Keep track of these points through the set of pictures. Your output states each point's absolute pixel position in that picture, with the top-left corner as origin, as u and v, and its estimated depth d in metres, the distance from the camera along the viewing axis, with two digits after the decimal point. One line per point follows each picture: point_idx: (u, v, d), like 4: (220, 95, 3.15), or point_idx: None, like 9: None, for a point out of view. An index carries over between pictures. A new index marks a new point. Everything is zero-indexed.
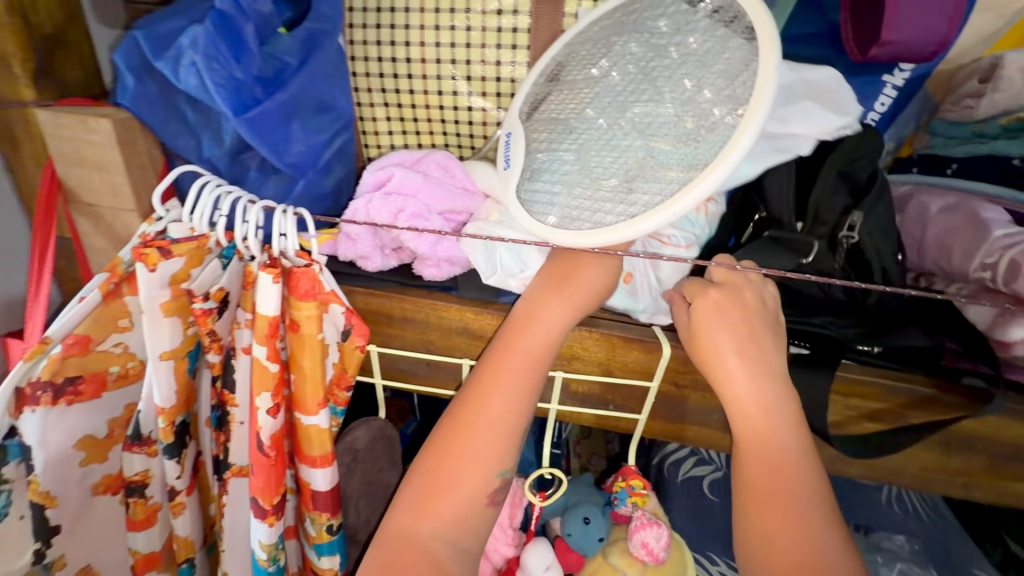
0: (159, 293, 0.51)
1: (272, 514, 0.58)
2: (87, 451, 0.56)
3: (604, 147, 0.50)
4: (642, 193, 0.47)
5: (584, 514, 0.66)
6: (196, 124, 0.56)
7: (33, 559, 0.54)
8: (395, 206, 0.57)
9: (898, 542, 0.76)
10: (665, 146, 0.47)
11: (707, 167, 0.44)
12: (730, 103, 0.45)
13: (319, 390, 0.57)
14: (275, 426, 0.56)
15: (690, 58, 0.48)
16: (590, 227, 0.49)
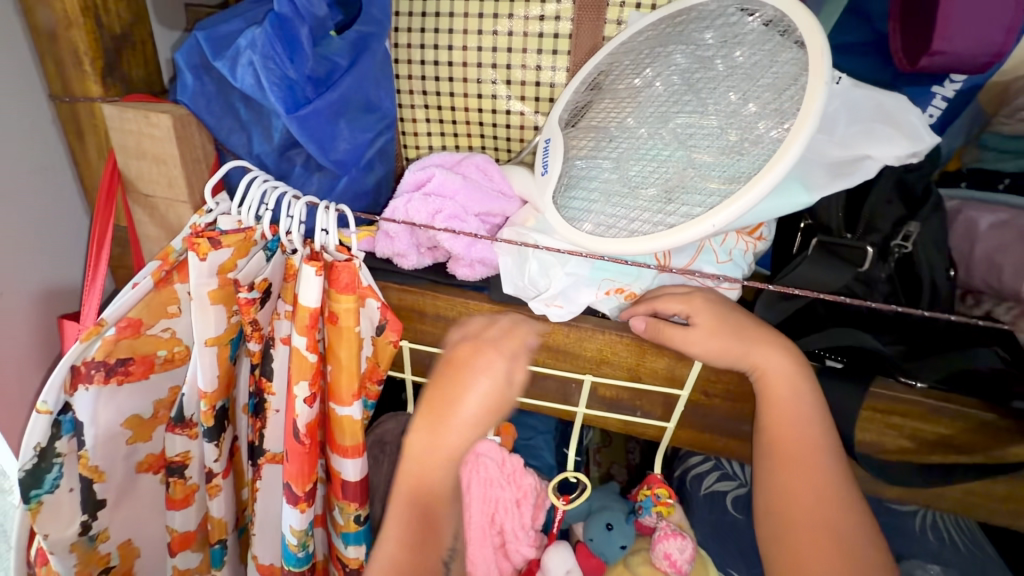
0: (207, 282, 0.53)
1: (304, 501, 0.60)
2: (132, 431, 0.58)
3: (643, 159, 0.50)
4: (681, 204, 0.47)
5: (607, 520, 0.66)
6: (248, 121, 0.59)
7: (79, 530, 0.57)
8: (434, 206, 0.58)
9: (932, 572, 0.73)
10: (708, 158, 0.47)
11: (750, 181, 0.43)
12: (776, 116, 0.44)
13: (353, 380, 0.58)
14: (311, 416, 0.58)
15: (737, 71, 0.48)
16: (626, 235, 0.49)
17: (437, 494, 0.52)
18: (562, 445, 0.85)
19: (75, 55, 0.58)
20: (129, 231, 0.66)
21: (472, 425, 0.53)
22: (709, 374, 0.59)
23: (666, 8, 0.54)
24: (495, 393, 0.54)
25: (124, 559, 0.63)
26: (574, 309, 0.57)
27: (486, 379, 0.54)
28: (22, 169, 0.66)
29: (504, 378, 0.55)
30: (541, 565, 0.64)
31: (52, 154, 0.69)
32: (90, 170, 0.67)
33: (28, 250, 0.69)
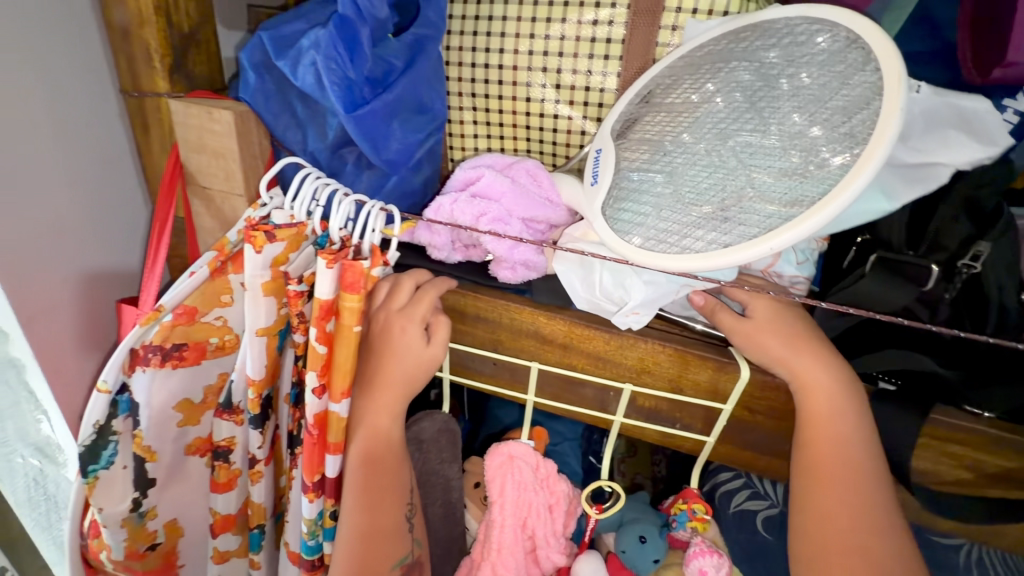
0: (261, 273, 0.55)
1: (313, 490, 0.62)
2: (183, 413, 0.60)
3: (699, 176, 0.49)
4: (737, 224, 0.46)
5: (641, 533, 0.64)
6: (304, 119, 0.61)
7: (130, 506, 0.60)
8: (478, 210, 0.59)
9: None
10: (768, 178, 0.46)
11: (813, 206, 0.42)
12: (846, 141, 0.43)
13: (345, 379, 0.59)
14: (319, 407, 0.60)
15: (802, 92, 0.47)
16: (677, 252, 0.48)
17: (385, 446, 0.61)
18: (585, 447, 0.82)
19: (146, 51, 0.61)
20: (185, 221, 0.69)
21: (400, 386, 0.61)
22: (755, 391, 0.57)
23: (730, 22, 0.53)
24: (419, 359, 0.60)
25: (170, 538, 0.65)
26: (652, 313, 0.56)
27: (407, 341, 0.60)
28: (87, 160, 0.70)
29: (425, 344, 0.60)
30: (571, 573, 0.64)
31: (116, 145, 0.73)
32: (152, 162, 0.70)
33: (90, 235, 0.73)
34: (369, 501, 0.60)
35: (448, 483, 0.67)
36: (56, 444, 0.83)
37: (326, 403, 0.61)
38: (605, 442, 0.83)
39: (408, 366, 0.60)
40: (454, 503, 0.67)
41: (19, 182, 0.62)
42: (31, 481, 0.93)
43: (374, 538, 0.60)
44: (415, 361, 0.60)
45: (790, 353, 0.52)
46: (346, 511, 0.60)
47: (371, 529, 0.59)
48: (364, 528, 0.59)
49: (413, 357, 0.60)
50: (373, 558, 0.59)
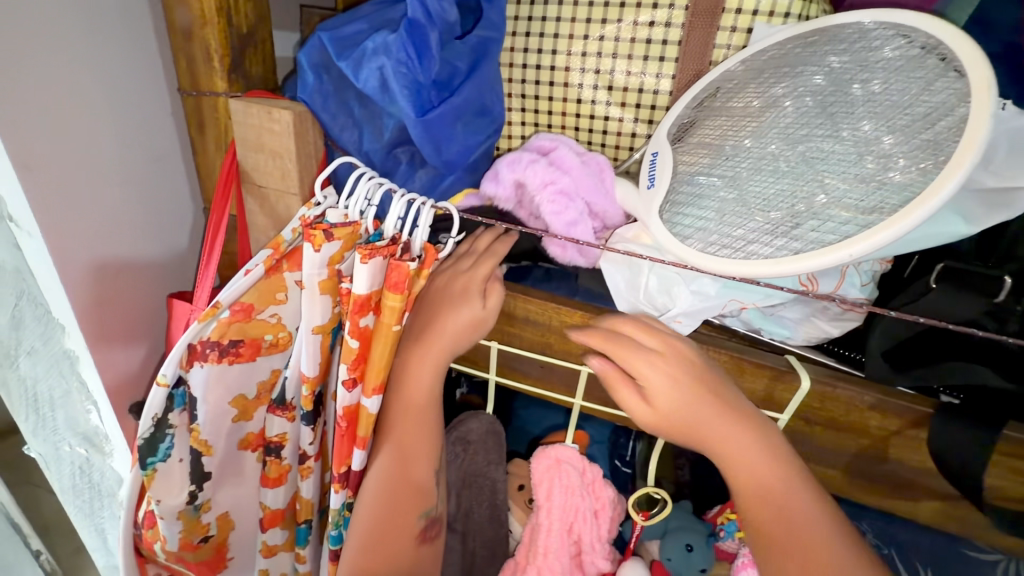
0: (317, 273, 0.55)
1: (340, 482, 0.64)
2: (238, 409, 0.61)
3: (764, 182, 0.49)
4: (809, 231, 0.46)
5: (688, 541, 0.64)
6: (361, 119, 0.61)
7: (187, 499, 0.61)
8: (549, 177, 0.59)
9: None
10: (841, 185, 0.45)
11: (895, 214, 0.41)
12: (929, 150, 0.42)
13: (379, 375, 0.60)
14: (351, 400, 0.61)
15: (874, 99, 0.46)
16: (741, 257, 0.48)
17: (422, 402, 0.61)
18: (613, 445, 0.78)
19: (206, 50, 0.62)
20: (237, 219, 0.69)
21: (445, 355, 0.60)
22: (814, 401, 0.56)
23: (797, 26, 0.52)
24: (472, 323, 0.58)
25: (221, 530, 0.67)
26: (694, 324, 0.57)
27: (463, 305, 0.58)
28: (142, 157, 0.71)
29: (479, 309, 0.58)
30: None
31: (167, 143, 0.74)
32: (206, 160, 0.71)
33: (144, 230, 0.74)
34: (396, 476, 0.60)
35: (494, 485, 0.68)
36: (103, 434, 0.83)
37: (357, 397, 0.61)
38: (632, 446, 0.79)
39: (456, 328, 0.59)
40: (500, 505, 0.67)
41: (83, 178, 0.64)
42: (77, 470, 0.92)
43: (394, 516, 0.59)
44: (461, 326, 0.59)
45: (735, 427, 0.51)
46: (369, 486, 0.61)
47: (401, 475, 0.60)
48: (392, 474, 0.60)
49: (459, 321, 0.58)
50: (387, 539, 0.58)
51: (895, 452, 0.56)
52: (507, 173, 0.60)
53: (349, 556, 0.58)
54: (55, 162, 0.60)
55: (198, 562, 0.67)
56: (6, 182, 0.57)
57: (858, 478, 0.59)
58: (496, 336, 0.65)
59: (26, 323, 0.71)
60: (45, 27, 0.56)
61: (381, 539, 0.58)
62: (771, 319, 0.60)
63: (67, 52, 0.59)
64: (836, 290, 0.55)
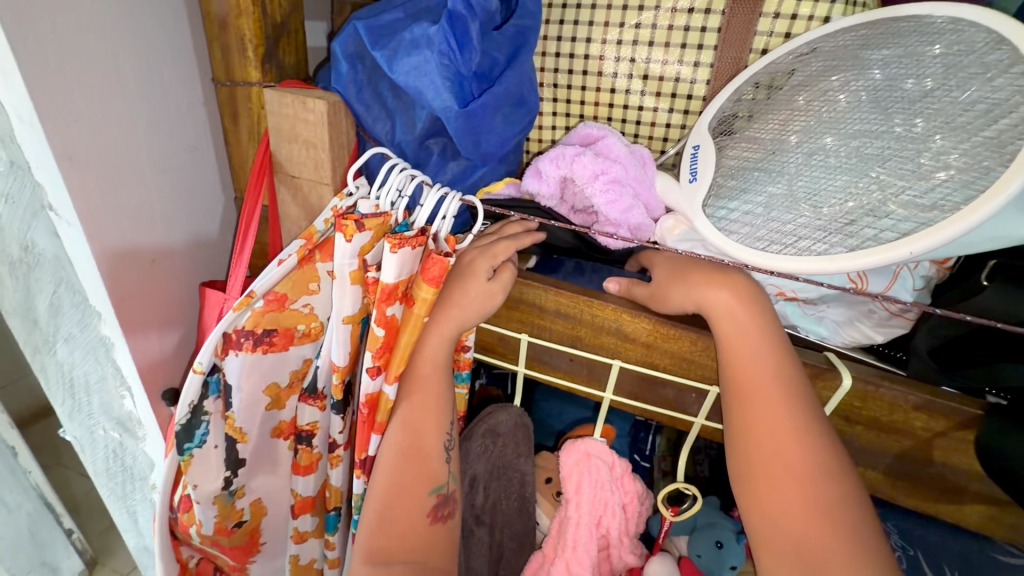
0: (348, 262, 0.55)
1: (361, 469, 0.64)
2: (271, 398, 0.62)
3: (817, 177, 0.50)
4: (866, 228, 0.46)
5: (718, 538, 0.63)
6: (394, 109, 0.61)
7: (222, 485, 0.62)
8: (599, 168, 0.58)
9: None
10: (898, 181, 0.45)
11: (956, 213, 0.40)
12: (992, 149, 0.40)
13: (401, 363, 0.60)
14: (374, 387, 0.61)
15: (932, 94, 0.45)
16: (794, 252, 0.50)
17: (433, 373, 0.61)
18: (637, 438, 0.78)
19: (240, 39, 0.62)
20: (269, 210, 0.70)
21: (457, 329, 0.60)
22: (855, 400, 0.55)
23: (849, 18, 0.51)
24: (483, 297, 0.58)
25: (254, 516, 0.68)
26: None
27: (470, 280, 0.58)
28: (175, 148, 0.72)
29: (486, 283, 0.58)
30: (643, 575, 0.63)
31: (200, 132, 0.75)
32: (238, 150, 0.72)
33: (178, 219, 0.75)
34: (405, 453, 0.59)
35: (522, 478, 0.68)
36: (136, 418, 0.85)
37: (379, 384, 0.61)
38: (653, 441, 0.79)
39: (471, 303, 0.58)
40: (528, 498, 0.67)
41: (121, 168, 0.65)
42: (110, 453, 0.93)
43: (407, 493, 0.57)
44: (474, 300, 0.58)
45: (753, 425, 0.52)
46: (380, 465, 0.60)
47: (411, 448, 0.59)
48: (402, 447, 0.59)
49: (471, 295, 0.58)
50: (401, 517, 0.57)
51: (939, 453, 0.54)
52: (551, 170, 0.60)
53: (366, 535, 0.57)
54: (94, 154, 0.61)
55: (232, 547, 0.68)
56: (50, 172, 0.58)
57: (896, 479, 0.58)
58: (522, 329, 0.65)
59: (65, 309, 0.72)
60: (84, 17, 0.57)
61: (395, 517, 0.57)
62: (810, 317, 0.60)
63: (107, 43, 0.60)
64: (885, 291, 0.55)
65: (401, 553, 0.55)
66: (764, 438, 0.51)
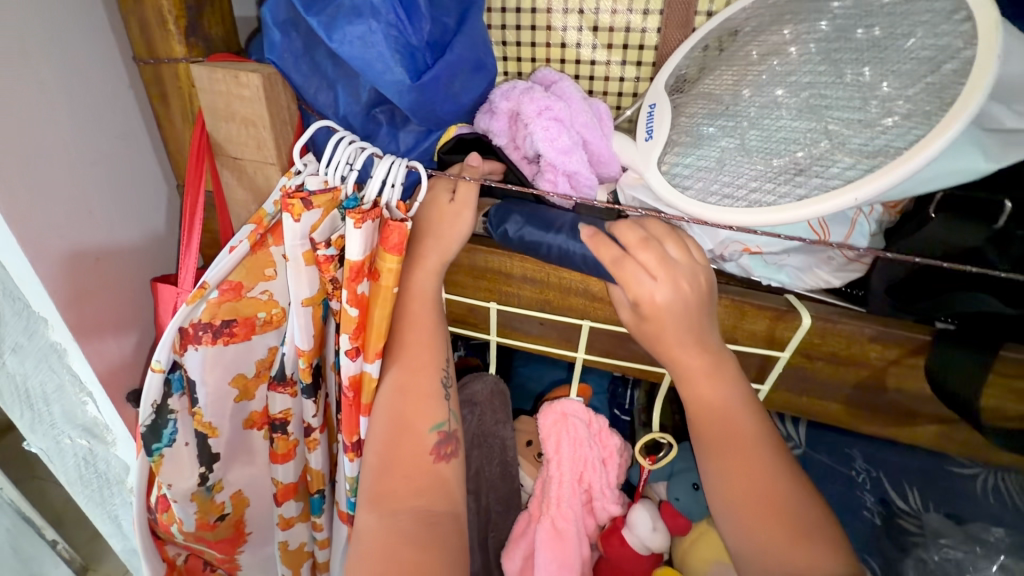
0: (299, 243, 0.53)
1: (352, 450, 0.64)
2: (239, 390, 0.60)
3: (768, 128, 0.51)
4: (812, 176, 0.47)
5: (692, 480, 0.67)
6: (336, 79, 0.58)
7: (198, 481, 0.61)
8: (544, 104, 0.57)
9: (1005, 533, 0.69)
10: (845, 130, 0.46)
11: (897, 158, 0.41)
12: (934, 94, 0.42)
13: (381, 340, 0.59)
14: (355, 368, 0.60)
15: (878, 45, 0.46)
16: (745, 206, 0.50)
17: (423, 301, 0.60)
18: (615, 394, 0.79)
19: (158, 11, 0.57)
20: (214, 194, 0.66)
21: (436, 278, 0.60)
22: (815, 337, 0.57)
23: None
24: (447, 220, 0.58)
25: (236, 508, 0.68)
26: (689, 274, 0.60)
27: (432, 207, 0.58)
28: (104, 138, 0.66)
29: (448, 204, 0.58)
30: (625, 521, 0.65)
31: (130, 119, 0.70)
32: (174, 136, 0.68)
33: (120, 215, 0.70)
34: (402, 395, 0.59)
35: (504, 444, 0.69)
36: (102, 424, 0.81)
37: (360, 365, 0.60)
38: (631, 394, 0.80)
39: (446, 228, 0.58)
40: (510, 461, 0.69)
41: (48, 166, 0.60)
42: (82, 461, 0.90)
43: (406, 429, 0.57)
44: (447, 228, 0.58)
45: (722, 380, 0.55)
46: (378, 412, 0.59)
47: (410, 378, 0.59)
48: (399, 381, 0.59)
49: (441, 218, 0.58)
50: (403, 455, 0.56)
51: (893, 380, 0.57)
52: (500, 100, 0.59)
53: (369, 479, 0.56)
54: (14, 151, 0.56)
55: (218, 540, 0.68)
56: None
57: (857, 409, 0.61)
58: (490, 299, 0.64)
59: (7, 319, 0.68)
60: None
61: (396, 455, 0.56)
62: (771, 266, 0.60)
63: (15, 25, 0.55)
64: (845, 239, 0.56)
65: (406, 502, 0.54)
66: (723, 405, 0.55)
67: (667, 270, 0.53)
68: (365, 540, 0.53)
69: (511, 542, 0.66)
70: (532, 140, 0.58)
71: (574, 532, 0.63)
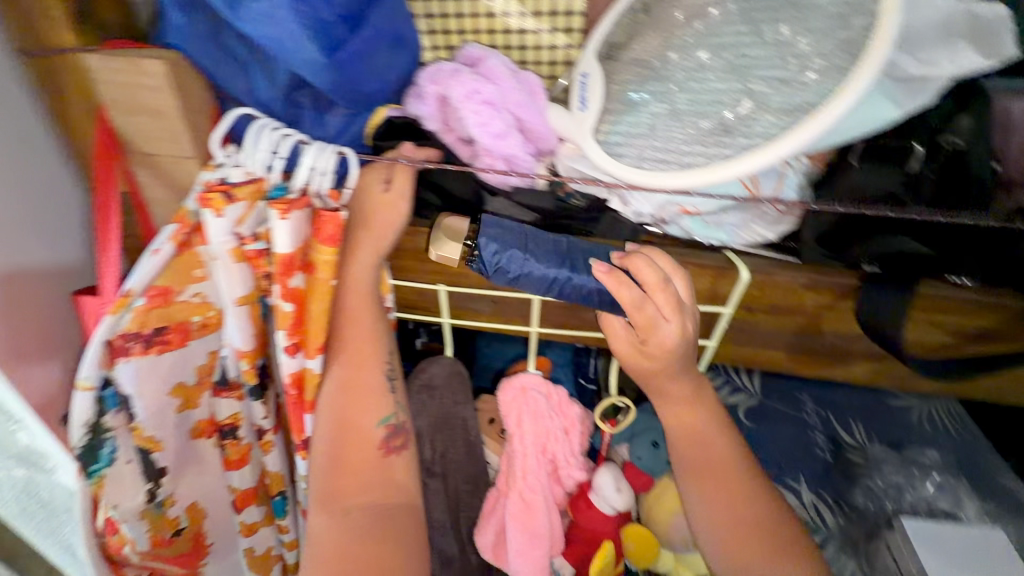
0: (226, 239, 0.52)
1: (304, 449, 0.62)
2: (180, 399, 0.58)
3: (696, 90, 0.51)
4: (739, 136, 0.48)
5: (653, 439, 0.73)
6: (248, 62, 0.55)
7: (146, 499, 0.58)
8: (472, 88, 0.58)
9: (933, 456, 0.76)
10: (767, 89, 0.47)
11: (813, 114, 0.43)
12: (845, 48, 0.43)
13: (322, 334, 0.58)
14: (295, 366, 0.59)
15: (794, 3, 0.47)
16: (677, 168, 0.51)
17: (359, 294, 0.59)
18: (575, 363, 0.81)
19: None
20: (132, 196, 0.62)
21: (372, 270, 0.58)
22: (754, 290, 0.60)
23: None
24: (383, 212, 0.57)
25: (193, 521, 0.64)
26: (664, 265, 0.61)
27: (364, 198, 0.57)
28: None
29: (382, 196, 0.57)
30: (591, 485, 0.67)
31: None
32: None
33: None
34: (347, 392, 0.58)
35: (465, 424, 0.70)
36: (39, 451, 0.76)
37: (301, 362, 0.59)
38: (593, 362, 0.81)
39: (380, 219, 0.57)
40: (474, 442, 0.70)
41: None
42: (22, 492, 0.85)
43: (354, 426, 0.56)
44: (382, 219, 0.57)
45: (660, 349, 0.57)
46: (322, 411, 0.57)
47: (353, 373, 0.58)
48: (342, 378, 0.58)
49: (374, 208, 0.57)
50: (352, 453, 0.56)
51: (828, 324, 0.60)
52: (427, 86, 0.59)
53: (317, 479, 0.56)
54: None
55: (177, 555, 0.64)
56: None
57: (798, 354, 0.65)
58: (437, 281, 0.63)
59: None
60: None
61: (345, 452, 0.56)
62: (711, 226, 0.60)
63: None
64: (775, 192, 0.56)
65: (358, 499, 0.54)
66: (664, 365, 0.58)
67: (680, 313, 0.55)
68: (319, 540, 0.53)
69: (480, 520, 0.67)
70: (464, 125, 0.58)
71: (542, 502, 0.64)
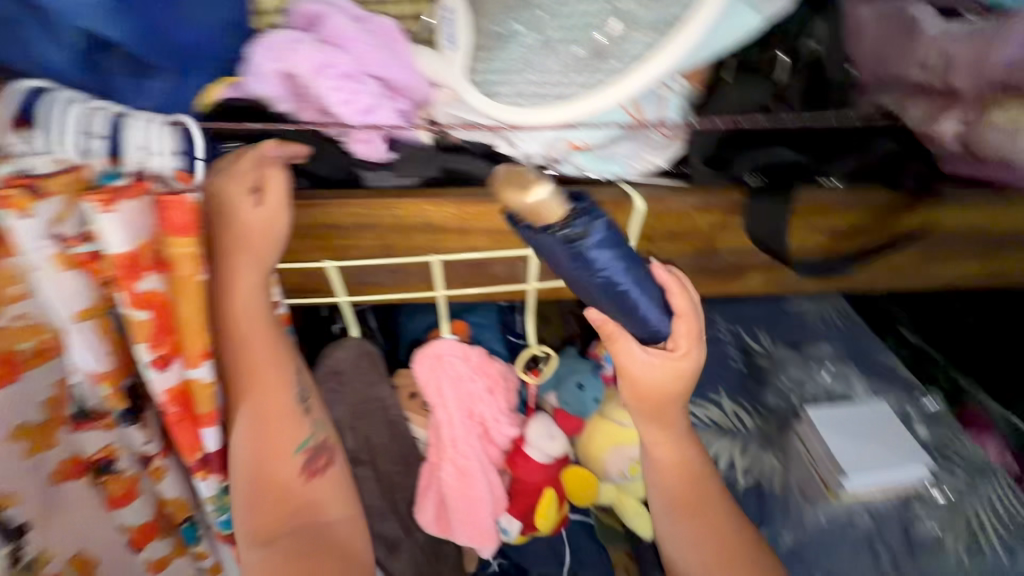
0: (41, 246, 0.44)
1: (201, 469, 0.56)
2: (26, 441, 0.50)
3: (564, 14, 0.49)
4: (613, 59, 0.48)
5: (578, 382, 0.68)
6: (30, 24, 0.46)
7: (8, 562, 0.49)
8: (322, 61, 0.52)
9: (824, 348, 0.85)
10: (634, 7, 0.47)
11: (681, 29, 0.45)
12: None
13: (203, 338, 0.50)
14: (174, 380, 0.51)
15: None
16: (558, 100, 0.50)
17: (250, 316, 0.55)
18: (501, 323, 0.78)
19: None
20: None
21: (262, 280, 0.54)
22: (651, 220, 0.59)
23: None
24: (259, 227, 0.51)
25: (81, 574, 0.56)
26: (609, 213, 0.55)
27: (233, 213, 0.51)
28: None
29: (255, 211, 0.51)
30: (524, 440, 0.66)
31: None
32: None
33: None
34: (261, 413, 0.55)
35: (383, 406, 0.67)
36: None
37: (180, 373, 0.52)
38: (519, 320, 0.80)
39: (254, 233, 0.52)
40: (395, 420, 0.67)
41: None
42: None
43: (270, 457, 0.55)
44: (255, 233, 0.52)
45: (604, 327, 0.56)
46: (239, 436, 0.55)
47: (258, 400, 0.55)
48: (247, 407, 0.55)
49: (245, 223, 0.51)
50: (272, 482, 0.55)
51: (722, 243, 0.62)
52: (264, 61, 0.53)
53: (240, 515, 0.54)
54: None
55: None
56: None
57: (702, 277, 0.66)
58: (324, 257, 0.57)
59: None
60: None
61: (266, 484, 0.54)
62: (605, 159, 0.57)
63: None
64: (659, 117, 0.56)
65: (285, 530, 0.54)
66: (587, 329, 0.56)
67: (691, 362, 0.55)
68: None
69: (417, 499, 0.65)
70: (321, 97, 0.53)
71: (476, 466, 0.64)
